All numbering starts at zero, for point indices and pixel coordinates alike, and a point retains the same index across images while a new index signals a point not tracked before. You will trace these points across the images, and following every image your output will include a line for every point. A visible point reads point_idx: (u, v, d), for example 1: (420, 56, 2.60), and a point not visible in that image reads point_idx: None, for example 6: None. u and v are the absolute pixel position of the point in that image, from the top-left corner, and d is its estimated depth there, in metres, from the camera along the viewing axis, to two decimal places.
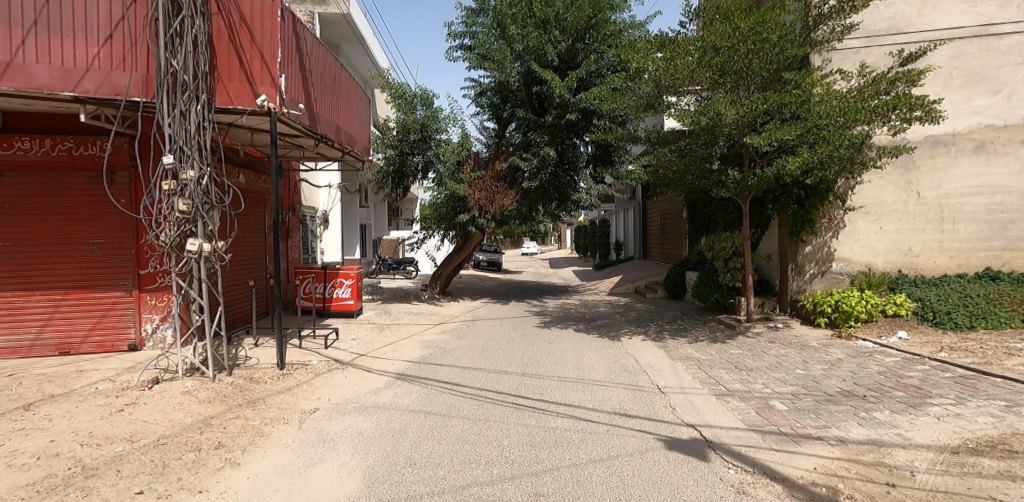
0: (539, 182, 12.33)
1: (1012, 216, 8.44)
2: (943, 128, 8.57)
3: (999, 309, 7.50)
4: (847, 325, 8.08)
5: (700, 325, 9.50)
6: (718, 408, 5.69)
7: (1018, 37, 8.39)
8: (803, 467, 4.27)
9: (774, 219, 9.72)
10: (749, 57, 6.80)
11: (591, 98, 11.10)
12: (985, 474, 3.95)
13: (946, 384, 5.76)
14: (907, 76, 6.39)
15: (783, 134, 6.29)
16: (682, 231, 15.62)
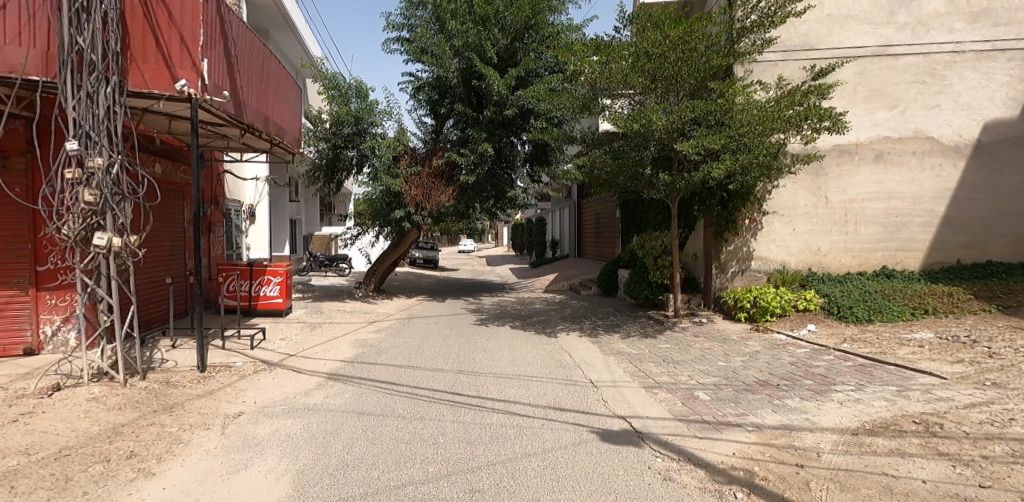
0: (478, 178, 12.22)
1: (905, 220, 9.30)
2: (848, 138, 9.36)
3: (894, 303, 8.20)
4: (763, 320, 8.64)
5: (632, 321, 9.83)
6: (647, 399, 5.95)
7: (913, 58, 9.26)
8: (724, 452, 4.65)
9: (699, 219, 10.22)
10: (679, 64, 7.06)
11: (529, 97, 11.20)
12: (879, 452, 4.47)
13: (847, 372, 6.29)
14: (818, 90, 6.81)
15: (708, 141, 6.56)
16: (614, 230, 16.19)
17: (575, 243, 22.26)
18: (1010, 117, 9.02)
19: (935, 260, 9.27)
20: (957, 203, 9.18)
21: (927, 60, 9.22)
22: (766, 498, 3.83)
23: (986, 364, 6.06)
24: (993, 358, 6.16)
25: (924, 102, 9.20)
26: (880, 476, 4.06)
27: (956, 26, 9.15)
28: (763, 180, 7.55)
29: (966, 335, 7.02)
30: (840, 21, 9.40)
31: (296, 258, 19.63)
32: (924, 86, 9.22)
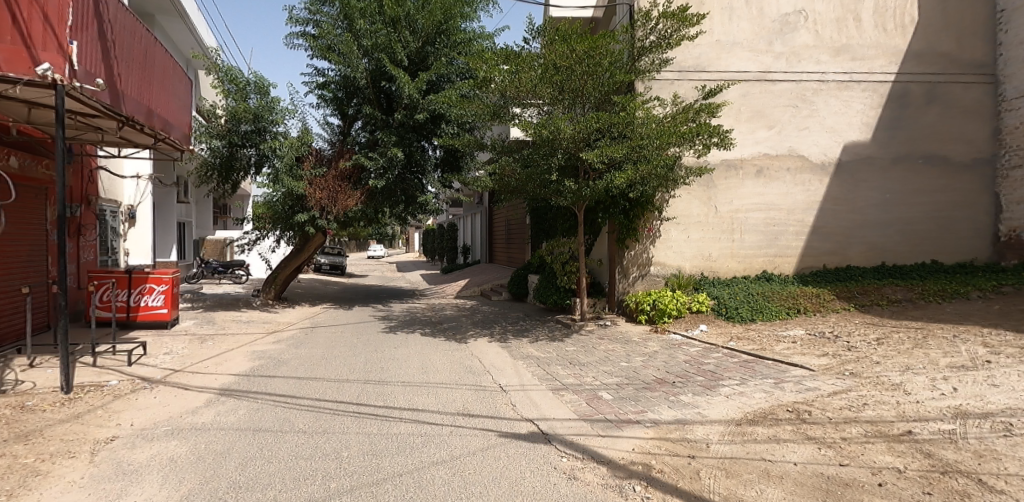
0: (387, 184, 12.17)
1: (781, 229, 10.37)
2: (734, 154, 10.25)
3: (772, 304, 9.06)
4: (661, 321, 9.18)
5: (541, 325, 10.04)
6: (554, 402, 6.15)
7: (787, 84, 10.35)
8: (625, 449, 4.90)
9: (604, 226, 10.62)
10: (585, 78, 7.39)
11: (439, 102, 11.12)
12: (759, 440, 4.96)
13: (733, 367, 6.86)
14: (708, 108, 7.37)
15: (611, 151, 6.92)
16: (524, 236, 16.49)
17: (486, 249, 22.36)
18: (864, 141, 10.43)
19: (806, 264, 10.42)
20: (823, 214, 10.40)
21: (799, 87, 10.36)
22: (660, 488, 4.10)
23: (845, 356, 6.90)
24: (851, 351, 7.02)
25: (795, 124, 10.31)
26: (758, 462, 4.51)
27: (822, 57, 10.38)
28: (660, 190, 8.08)
29: (830, 331, 7.93)
30: (727, 47, 10.29)
31: (183, 264, 18.34)
32: (795, 110, 10.34)
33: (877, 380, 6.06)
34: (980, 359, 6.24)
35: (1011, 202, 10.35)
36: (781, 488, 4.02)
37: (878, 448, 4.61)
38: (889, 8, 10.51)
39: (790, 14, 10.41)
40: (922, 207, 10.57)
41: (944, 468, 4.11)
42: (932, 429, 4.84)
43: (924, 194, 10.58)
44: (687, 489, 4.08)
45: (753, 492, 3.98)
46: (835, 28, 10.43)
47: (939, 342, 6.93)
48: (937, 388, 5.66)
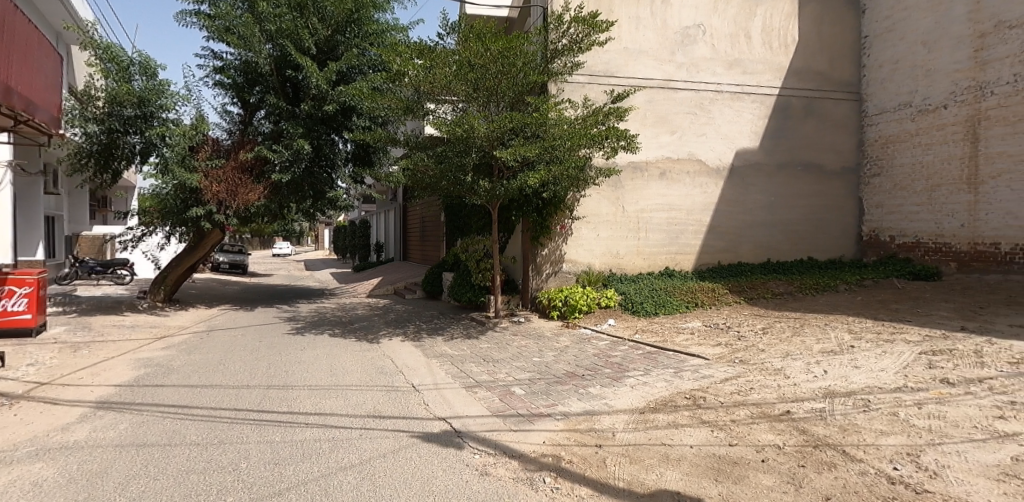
0: (294, 178, 11.52)
1: (682, 228, 11.10)
2: (640, 157, 10.78)
3: (674, 298, 9.67)
4: (573, 316, 9.44)
5: (455, 323, 10.00)
6: (467, 399, 6.20)
7: (687, 93, 11.06)
8: (536, 442, 5.05)
9: (518, 224, 10.58)
10: (499, 77, 7.50)
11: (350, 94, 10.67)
12: (660, 426, 5.31)
13: (638, 359, 7.27)
14: (617, 112, 7.65)
15: (523, 151, 7.04)
16: (439, 233, 16.36)
17: (400, 246, 21.87)
18: (754, 148, 11.43)
19: (704, 261, 11.26)
20: (719, 214, 11.28)
21: (698, 96, 11.10)
22: (569, 478, 4.29)
23: (735, 345, 7.53)
24: (740, 340, 7.69)
25: (694, 130, 11.05)
26: (659, 447, 4.85)
27: (718, 70, 11.20)
28: (572, 189, 8.32)
29: (723, 323, 8.62)
30: (634, 55, 10.77)
31: (51, 263, 16.31)
32: (695, 117, 11.07)
33: (762, 366, 6.68)
34: (845, 344, 7.09)
35: (871, 206, 11.98)
36: (678, 470, 4.36)
37: (762, 427, 5.12)
38: (775, 28, 11.58)
39: (690, 27, 11.12)
40: (801, 209, 11.81)
41: (815, 442, 4.72)
42: (805, 408, 5.45)
43: (803, 197, 11.82)
44: (594, 478, 4.31)
45: (653, 476, 4.29)
46: (730, 43, 11.30)
47: (813, 330, 7.78)
48: (811, 370, 6.36)
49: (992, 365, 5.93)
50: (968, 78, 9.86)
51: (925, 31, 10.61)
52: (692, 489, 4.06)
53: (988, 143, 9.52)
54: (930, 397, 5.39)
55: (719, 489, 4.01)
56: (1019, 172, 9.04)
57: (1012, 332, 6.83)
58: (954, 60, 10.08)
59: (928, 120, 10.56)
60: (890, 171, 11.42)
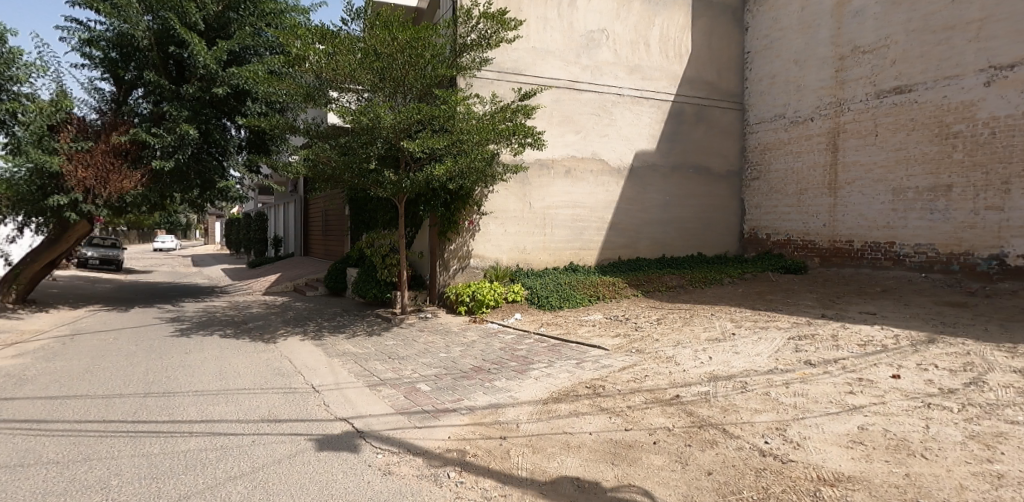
0: (177, 165, 10.54)
1: (585, 225, 11.55)
2: (546, 155, 10.99)
3: (578, 292, 10.04)
4: (480, 311, 9.47)
5: (359, 320, 9.66)
6: (371, 398, 6.05)
7: (591, 94, 11.45)
8: (440, 437, 5.04)
9: (425, 219, 10.30)
10: (406, 68, 7.54)
11: (243, 77, 9.91)
12: (562, 415, 5.51)
13: (543, 352, 7.48)
14: (524, 109, 7.84)
15: (432, 143, 7.20)
16: (343, 228, 15.65)
17: (301, 241, 20.68)
18: (651, 150, 12.16)
19: (606, 256, 11.82)
20: (620, 212, 11.90)
21: (601, 99, 11.56)
22: (474, 472, 4.34)
23: (633, 335, 8.00)
24: (637, 331, 8.18)
25: (597, 131, 11.50)
26: (561, 435, 5.03)
27: (619, 74, 11.76)
28: (480, 184, 8.41)
29: (622, 314, 9.12)
30: (541, 55, 10.91)
31: None
32: (598, 118, 11.53)
33: (655, 354, 7.14)
34: (728, 332, 7.78)
35: (751, 206, 13.23)
36: (578, 456, 4.56)
37: (654, 411, 5.49)
38: (670, 38, 12.37)
39: (595, 31, 11.56)
40: (692, 208, 12.75)
41: (700, 422, 5.15)
42: (693, 391, 5.91)
43: (694, 197, 12.76)
44: (498, 469, 4.38)
45: (555, 464, 4.46)
46: (631, 49, 11.91)
47: (701, 320, 8.46)
48: (698, 357, 6.90)
49: (845, 347, 6.81)
50: (831, 95, 11.21)
51: (796, 51, 11.89)
52: (590, 474, 4.27)
53: (845, 153, 10.95)
54: (796, 377, 6.07)
55: (616, 472, 4.27)
56: (870, 180, 10.54)
57: (858, 318, 7.88)
58: (819, 78, 11.41)
59: (799, 130, 11.86)
60: (767, 175, 12.67)
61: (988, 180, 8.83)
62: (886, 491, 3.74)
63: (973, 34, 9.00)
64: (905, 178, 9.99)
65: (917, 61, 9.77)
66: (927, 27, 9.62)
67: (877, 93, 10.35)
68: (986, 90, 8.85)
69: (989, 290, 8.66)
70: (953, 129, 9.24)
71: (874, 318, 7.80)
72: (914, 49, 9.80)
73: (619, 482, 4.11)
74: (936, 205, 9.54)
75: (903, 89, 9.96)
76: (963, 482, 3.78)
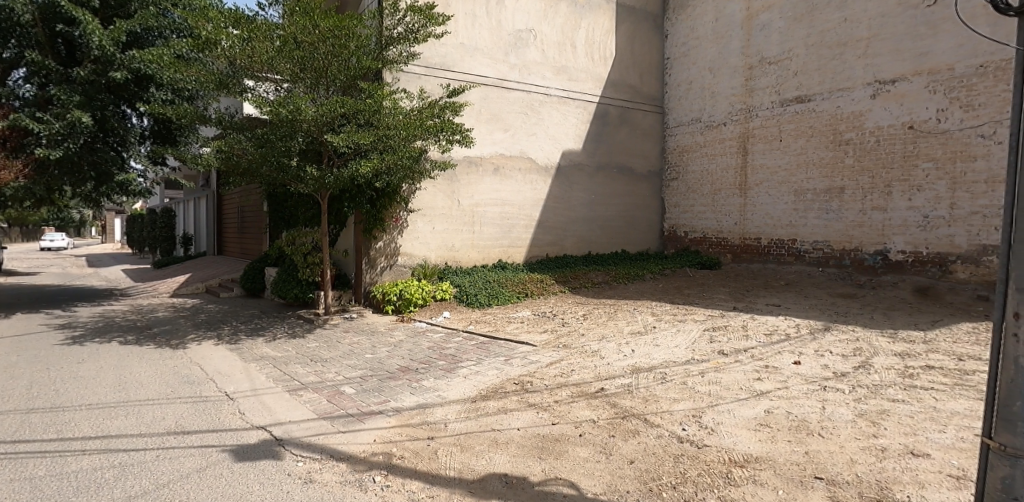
0: (67, 155, 9.56)
1: (513, 222, 11.69)
2: (475, 152, 10.94)
3: (506, 289, 10.11)
4: (407, 310, 9.28)
5: (279, 322, 9.17)
6: (290, 404, 5.75)
7: (519, 93, 11.56)
8: (365, 441, 4.86)
9: (350, 216, 9.95)
10: (329, 59, 7.35)
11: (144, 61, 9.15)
12: (490, 412, 5.50)
13: (471, 350, 7.45)
14: (452, 106, 7.83)
15: (357, 138, 7.04)
16: (261, 225, 14.78)
17: (215, 240, 19.30)
18: (577, 150, 12.54)
19: (533, 254, 12.03)
20: (547, 210, 12.16)
21: (529, 98, 11.70)
22: (400, 474, 4.23)
23: (559, 331, 8.16)
24: (563, 326, 8.35)
25: (524, 130, 11.64)
26: (488, 432, 5.01)
27: (546, 74, 11.98)
28: (407, 181, 8.26)
29: (550, 311, 9.28)
30: (469, 51, 10.82)
31: None
32: (526, 117, 11.67)
33: (581, 349, 7.31)
34: (649, 325, 8.13)
35: (670, 206, 13.94)
36: (506, 453, 4.57)
37: (580, 405, 5.60)
38: (595, 41, 12.76)
39: (522, 31, 11.67)
40: (616, 207, 13.25)
41: (623, 413, 5.32)
42: (616, 384, 6.10)
43: (618, 196, 13.28)
44: (425, 470, 4.30)
45: (482, 462, 4.43)
46: (557, 50, 12.17)
47: (624, 315, 8.76)
48: (621, 350, 7.14)
49: (754, 336, 7.31)
50: (741, 102, 12.01)
51: (711, 60, 12.65)
52: (518, 469, 4.28)
53: (753, 156, 11.79)
54: (710, 367, 6.42)
55: (543, 466, 4.30)
56: (774, 182, 11.42)
57: (765, 310, 8.48)
58: (731, 86, 12.21)
59: (713, 135, 12.63)
60: (685, 176, 13.39)
61: (873, 183, 9.81)
62: (788, 469, 4.03)
63: (861, 50, 9.96)
64: (804, 181, 10.89)
65: (815, 74, 10.69)
66: (823, 42, 10.54)
67: (781, 102, 11.23)
68: (872, 102, 9.82)
69: (874, 282, 9.64)
70: (845, 137, 10.20)
71: (779, 310, 8.43)
72: (812, 63, 10.72)
73: (545, 476, 4.14)
74: (831, 206, 10.47)
75: (803, 98, 10.86)
76: (853, 457, 4.16)
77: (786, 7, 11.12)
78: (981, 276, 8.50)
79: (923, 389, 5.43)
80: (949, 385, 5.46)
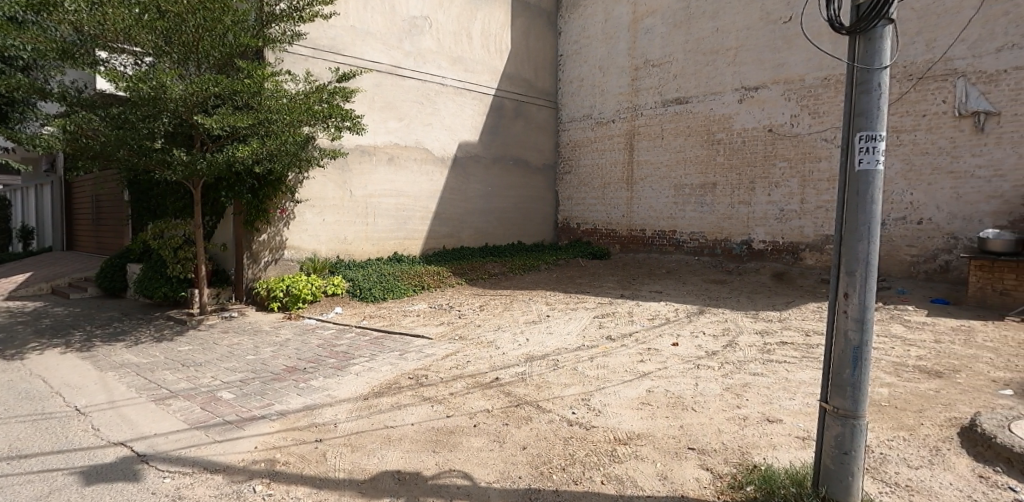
0: None
1: (409, 214, 11.48)
2: (367, 140, 10.52)
3: (402, 282, 9.91)
4: (295, 307, 8.75)
5: (144, 325, 8.21)
6: (156, 415, 5.16)
7: (414, 81, 11.30)
8: (245, 449, 4.49)
9: (228, 207, 9.13)
10: (199, 32, 6.69)
11: None
12: (383, 409, 5.33)
13: (364, 345, 7.20)
14: (342, 92, 7.51)
15: (233, 121, 6.46)
16: (120, 217, 13.11)
17: (64, 235, 16.75)
18: (474, 142, 12.58)
19: (430, 246, 11.91)
20: (444, 202, 12.09)
21: (424, 87, 11.49)
22: (284, 481, 3.97)
23: (455, 323, 8.15)
24: (459, 318, 8.35)
25: (419, 119, 11.42)
26: (381, 430, 4.86)
27: (442, 64, 11.84)
28: (292, 168, 7.80)
29: (446, 303, 9.24)
30: (360, 35, 10.35)
31: None
32: (421, 106, 11.44)
33: (477, 340, 7.36)
34: (543, 314, 8.38)
35: (564, 198, 14.47)
36: (398, 449, 4.46)
37: (475, 395, 5.62)
38: (491, 33, 12.83)
39: (417, 18, 11.40)
40: (512, 199, 13.49)
41: (517, 401, 5.42)
42: (511, 373, 6.20)
43: (515, 189, 13.55)
44: (312, 474, 4.06)
45: (374, 460, 4.28)
46: (453, 40, 12.07)
47: (520, 305, 8.95)
48: (516, 340, 7.29)
49: (638, 321, 7.82)
50: (627, 101, 12.73)
51: (600, 59, 13.26)
52: (411, 465, 4.19)
53: (638, 153, 12.55)
54: (599, 352, 6.76)
55: (436, 460, 4.25)
56: (656, 177, 12.27)
57: (649, 296, 9.09)
58: (619, 85, 12.88)
59: (603, 131, 13.27)
60: (577, 170, 13.96)
61: (740, 179, 10.87)
62: (666, 442, 4.35)
63: (730, 59, 10.98)
64: (682, 177, 11.80)
65: (691, 78, 11.60)
66: (699, 49, 11.46)
67: (662, 102, 12.07)
68: (738, 106, 10.86)
69: (741, 269, 10.72)
70: (717, 137, 11.19)
71: (661, 296, 9.09)
72: (689, 67, 11.62)
73: (438, 469, 4.09)
74: (705, 200, 11.46)
75: (681, 100, 11.75)
76: (720, 426, 4.58)
77: (667, 14, 11.94)
78: (824, 262, 9.81)
79: (778, 362, 6.14)
80: (798, 358, 6.22)
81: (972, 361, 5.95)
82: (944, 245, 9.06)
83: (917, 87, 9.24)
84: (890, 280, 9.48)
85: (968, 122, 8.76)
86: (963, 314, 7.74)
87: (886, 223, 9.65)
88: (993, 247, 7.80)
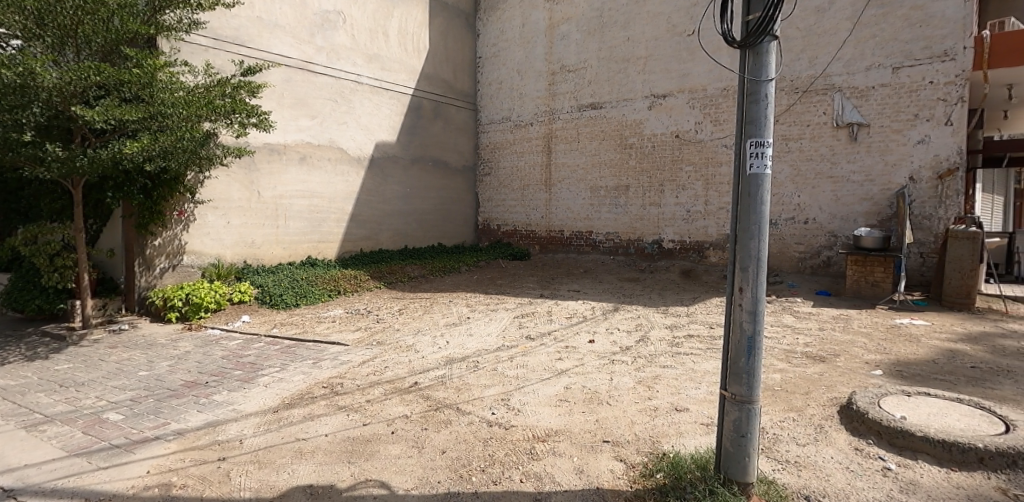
0: None
1: (324, 216, 11.05)
2: (277, 138, 9.99)
3: (316, 287, 9.52)
4: (196, 317, 8.14)
5: (13, 343, 7.27)
6: (27, 444, 4.58)
7: (327, 78, 10.87)
8: (135, 475, 4.09)
9: (116, 210, 8.33)
10: (77, 14, 6.03)
11: None
12: (294, 421, 5.08)
13: (273, 355, 6.83)
14: (247, 86, 7.09)
15: (119, 113, 5.89)
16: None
17: None
18: (392, 142, 12.31)
19: (346, 249, 11.54)
20: (361, 203, 11.73)
21: (338, 84, 11.09)
22: None
23: (373, 327, 7.95)
24: (377, 323, 8.16)
25: (334, 118, 11.03)
26: (292, 443, 4.63)
27: (357, 61, 11.50)
28: (192, 167, 7.25)
29: (364, 307, 9.00)
30: (267, 27, 9.81)
31: None
32: (335, 104, 11.04)
33: (395, 344, 7.22)
34: (463, 316, 8.38)
35: (484, 200, 14.51)
36: (311, 462, 4.27)
37: (393, 401, 5.50)
38: (408, 32, 12.62)
39: (330, 12, 10.98)
40: (431, 201, 13.35)
41: (436, 405, 5.37)
42: (430, 377, 6.13)
43: (434, 190, 13.43)
44: (214, 497, 3.79)
45: (284, 476, 4.07)
46: (368, 37, 11.75)
47: (440, 307, 8.89)
48: (435, 343, 7.23)
49: (556, 319, 8.03)
50: (545, 104, 13.02)
51: (518, 62, 13.46)
52: (323, 478, 4.02)
53: (557, 155, 12.87)
54: (518, 351, 6.87)
55: (352, 471, 4.11)
56: (574, 179, 12.64)
57: (567, 295, 9.36)
58: (537, 88, 13.13)
59: (522, 134, 13.48)
60: (497, 171, 14.07)
61: (650, 182, 11.46)
62: (582, 437, 4.49)
63: (640, 67, 11.53)
64: (597, 179, 12.25)
65: (605, 84, 12.05)
66: (612, 56, 11.93)
67: (578, 106, 12.45)
68: (649, 112, 11.43)
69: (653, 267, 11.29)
70: (629, 141, 11.71)
71: (579, 295, 9.38)
72: (603, 73, 12.06)
73: (354, 480, 3.96)
74: (618, 201, 11.97)
75: (596, 105, 12.18)
76: (632, 418, 4.80)
77: (582, 21, 12.34)
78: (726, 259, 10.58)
79: (685, 354, 6.53)
80: (702, 349, 6.66)
81: (850, 346, 6.65)
82: (827, 242, 10.06)
83: (803, 99, 10.19)
84: (782, 274, 10.40)
85: (845, 132, 9.78)
86: (844, 304, 8.64)
87: (780, 222, 10.55)
88: (866, 243, 8.78)
